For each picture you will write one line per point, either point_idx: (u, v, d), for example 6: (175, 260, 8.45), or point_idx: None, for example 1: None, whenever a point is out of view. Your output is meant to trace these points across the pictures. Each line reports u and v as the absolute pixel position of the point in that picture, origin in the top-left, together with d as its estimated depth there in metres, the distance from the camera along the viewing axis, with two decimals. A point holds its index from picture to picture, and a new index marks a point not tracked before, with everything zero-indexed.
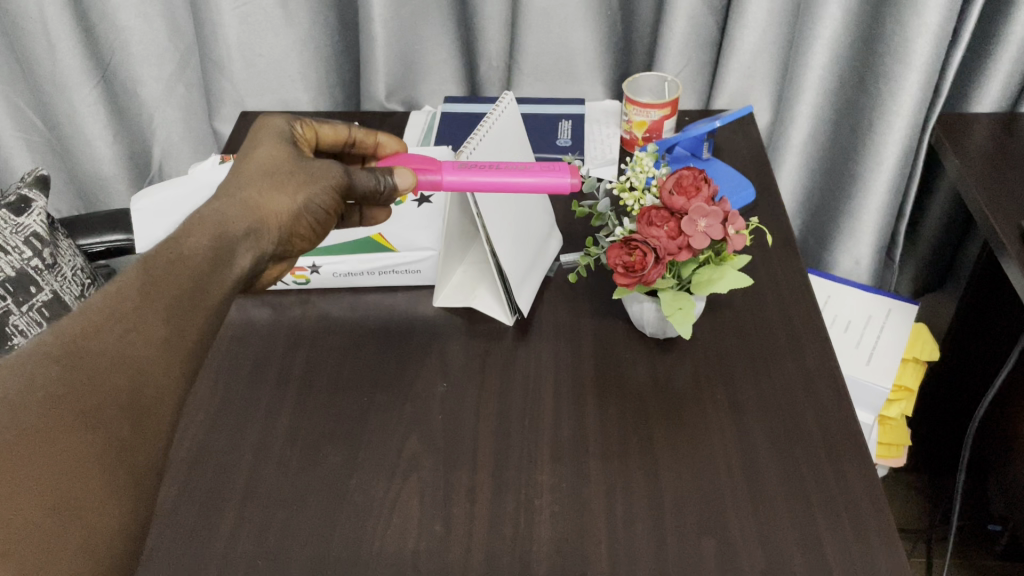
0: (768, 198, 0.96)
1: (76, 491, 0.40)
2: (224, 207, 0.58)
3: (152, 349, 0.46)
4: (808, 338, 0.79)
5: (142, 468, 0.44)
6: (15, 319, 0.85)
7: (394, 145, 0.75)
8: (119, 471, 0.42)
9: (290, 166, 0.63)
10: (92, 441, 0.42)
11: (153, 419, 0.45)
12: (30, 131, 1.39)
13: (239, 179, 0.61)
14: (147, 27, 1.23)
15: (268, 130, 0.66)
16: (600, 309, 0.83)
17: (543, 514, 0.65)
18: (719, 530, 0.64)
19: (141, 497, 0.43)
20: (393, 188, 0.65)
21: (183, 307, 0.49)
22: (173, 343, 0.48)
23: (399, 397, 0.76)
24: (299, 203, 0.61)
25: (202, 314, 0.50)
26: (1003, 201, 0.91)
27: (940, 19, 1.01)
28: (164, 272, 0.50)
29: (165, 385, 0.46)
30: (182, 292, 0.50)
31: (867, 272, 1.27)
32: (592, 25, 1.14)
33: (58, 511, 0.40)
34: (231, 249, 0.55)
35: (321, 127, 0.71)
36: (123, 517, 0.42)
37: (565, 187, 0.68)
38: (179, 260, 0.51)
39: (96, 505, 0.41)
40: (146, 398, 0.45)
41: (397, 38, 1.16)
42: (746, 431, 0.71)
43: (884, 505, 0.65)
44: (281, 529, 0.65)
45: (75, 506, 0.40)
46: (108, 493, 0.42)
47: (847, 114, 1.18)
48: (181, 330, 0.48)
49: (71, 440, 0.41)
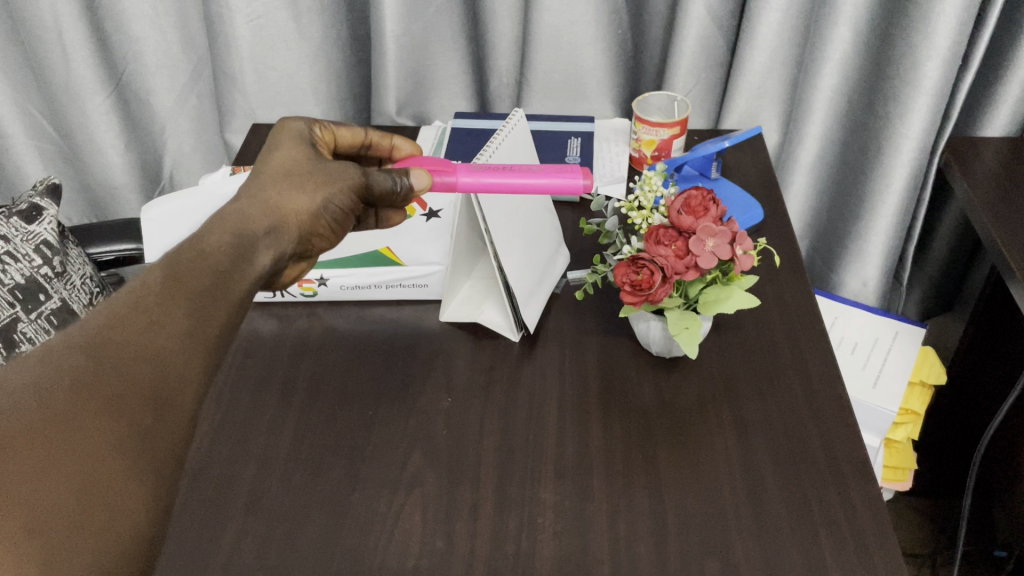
0: (775, 218, 0.96)
1: (100, 477, 0.40)
2: (244, 207, 0.57)
3: (175, 341, 0.46)
4: (813, 360, 0.79)
5: (164, 459, 0.43)
6: (23, 327, 0.86)
7: (409, 149, 0.75)
8: (141, 457, 0.42)
9: (308, 167, 0.62)
10: (115, 428, 0.41)
11: (175, 409, 0.44)
12: (43, 139, 1.40)
13: (260, 179, 0.61)
14: (161, 38, 1.25)
15: (288, 133, 0.66)
16: (605, 327, 0.83)
17: (546, 533, 0.65)
18: (722, 551, 0.63)
19: (163, 485, 0.42)
20: (409, 188, 0.65)
21: (205, 301, 0.48)
22: (196, 335, 0.47)
23: (404, 411, 0.75)
24: (318, 203, 0.61)
25: (225, 309, 0.49)
26: (1013, 226, 0.91)
27: (951, 43, 1.01)
28: (187, 267, 0.49)
29: (186, 377, 0.45)
30: (204, 287, 0.49)
31: (874, 294, 1.27)
32: (602, 43, 1.15)
33: (81, 494, 0.39)
34: (252, 246, 0.55)
35: (340, 131, 0.72)
36: (145, 504, 0.41)
37: (578, 189, 0.68)
38: (201, 256, 0.51)
39: (119, 490, 0.40)
40: (169, 388, 0.44)
41: (408, 53, 1.17)
42: (751, 451, 0.71)
43: (890, 529, 0.65)
44: (282, 542, 0.65)
45: (98, 490, 0.40)
46: (130, 479, 0.41)
47: (856, 137, 1.18)
48: (204, 324, 0.48)
49: (93, 426, 0.41)
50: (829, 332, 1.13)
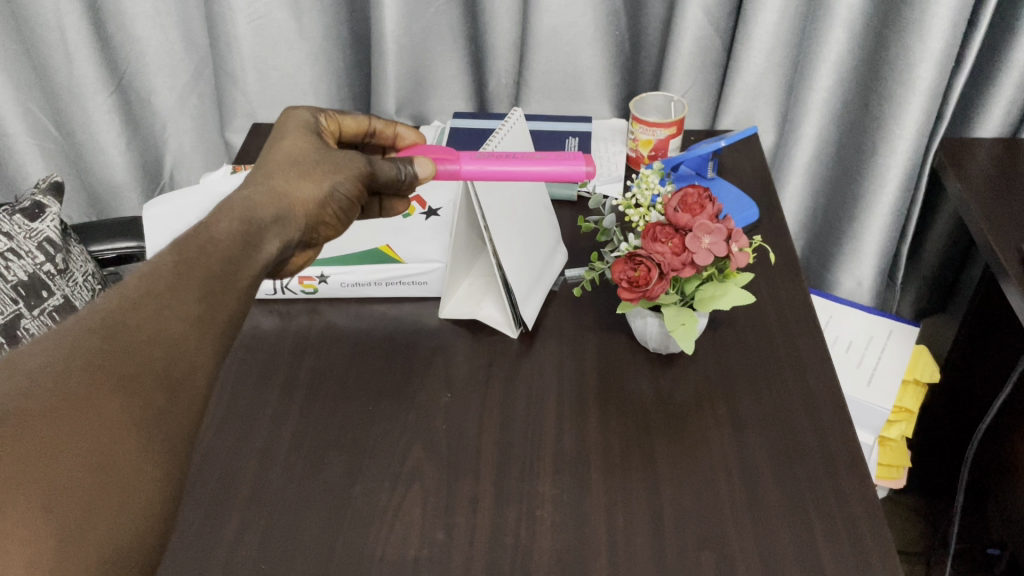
0: (770, 217, 0.98)
1: (114, 457, 0.41)
2: (252, 195, 0.58)
3: (186, 326, 0.46)
4: (809, 356, 0.80)
5: (177, 439, 0.44)
6: (26, 323, 0.86)
7: (412, 137, 0.77)
8: (154, 438, 0.43)
9: (316, 156, 0.63)
10: (130, 410, 0.42)
11: (186, 392, 0.45)
12: (44, 138, 1.41)
13: (268, 168, 0.61)
14: (163, 38, 1.26)
15: (294, 122, 0.67)
16: (603, 323, 0.84)
17: (545, 525, 0.66)
18: (719, 544, 0.64)
19: (175, 464, 0.43)
20: (414, 176, 0.67)
21: (214, 287, 0.49)
22: (207, 320, 0.48)
23: (404, 406, 0.76)
24: (325, 190, 0.61)
25: (235, 296, 0.50)
26: (1006, 226, 0.93)
27: (944, 45, 1.02)
28: (197, 253, 0.50)
29: (197, 360, 0.46)
30: (214, 273, 0.50)
31: (868, 293, 1.28)
32: (600, 44, 1.16)
33: (98, 472, 0.40)
34: (261, 233, 0.56)
35: (344, 119, 0.73)
36: (159, 481, 0.42)
37: (579, 176, 0.69)
38: (211, 243, 0.51)
39: (134, 470, 0.41)
40: (179, 372, 0.45)
41: (408, 53, 1.18)
42: (747, 446, 0.72)
43: (882, 522, 0.66)
44: (285, 534, 0.66)
45: (115, 468, 0.41)
46: (144, 458, 0.42)
47: (852, 137, 1.19)
48: (214, 310, 0.48)
49: (109, 407, 0.42)
50: (824, 331, 1.14)
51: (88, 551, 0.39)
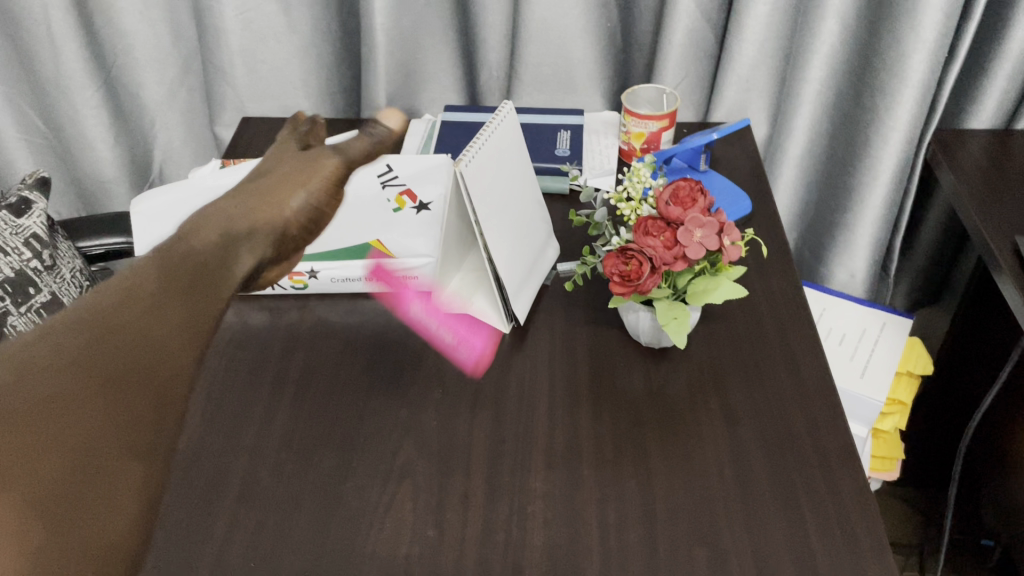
0: (763, 210, 0.97)
1: (94, 456, 0.40)
2: (227, 207, 0.58)
3: (170, 329, 0.46)
4: (800, 349, 0.80)
5: (161, 439, 0.43)
6: (13, 320, 0.85)
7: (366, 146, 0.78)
8: (137, 438, 0.42)
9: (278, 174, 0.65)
10: (111, 410, 0.41)
11: (171, 393, 0.44)
12: (32, 132, 1.38)
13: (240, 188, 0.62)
14: (151, 32, 1.24)
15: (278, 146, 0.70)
16: (595, 317, 0.84)
17: (536, 520, 0.66)
18: (711, 538, 0.64)
19: (158, 466, 0.42)
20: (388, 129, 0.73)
21: (198, 292, 0.49)
22: (192, 323, 0.47)
23: (395, 402, 0.76)
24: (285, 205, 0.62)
25: (220, 300, 0.50)
26: (999, 217, 0.92)
27: (936, 36, 1.02)
28: (179, 261, 0.50)
29: (182, 361, 0.45)
30: (196, 280, 0.49)
31: (862, 285, 1.28)
32: (591, 37, 1.15)
33: (78, 471, 0.39)
34: (237, 243, 0.55)
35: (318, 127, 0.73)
36: (141, 482, 0.41)
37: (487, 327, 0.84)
38: (191, 253, 0.51)
39: (115, 470, 0.40)
40: (162, 374, 0.44)
41: (398, 46, 1.17)
42: (739, 439, 0.72)
43: (874, 514, 0.66)
44: (275, 531, 0.65)
45: (95, 468, 0.40)
46: (124, 457, 0.41)
47: (843, 130, 1.19)
48: (199, 314, 0.48)
49: (90, 406, 0.41)
50: (818, 323, 1.14)
51: (67, 551, 0.37)
